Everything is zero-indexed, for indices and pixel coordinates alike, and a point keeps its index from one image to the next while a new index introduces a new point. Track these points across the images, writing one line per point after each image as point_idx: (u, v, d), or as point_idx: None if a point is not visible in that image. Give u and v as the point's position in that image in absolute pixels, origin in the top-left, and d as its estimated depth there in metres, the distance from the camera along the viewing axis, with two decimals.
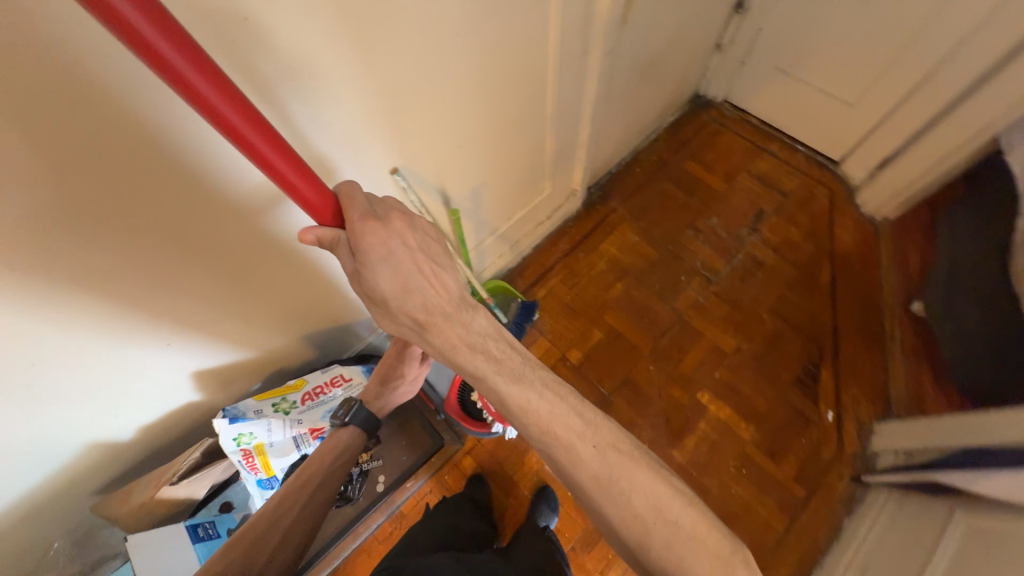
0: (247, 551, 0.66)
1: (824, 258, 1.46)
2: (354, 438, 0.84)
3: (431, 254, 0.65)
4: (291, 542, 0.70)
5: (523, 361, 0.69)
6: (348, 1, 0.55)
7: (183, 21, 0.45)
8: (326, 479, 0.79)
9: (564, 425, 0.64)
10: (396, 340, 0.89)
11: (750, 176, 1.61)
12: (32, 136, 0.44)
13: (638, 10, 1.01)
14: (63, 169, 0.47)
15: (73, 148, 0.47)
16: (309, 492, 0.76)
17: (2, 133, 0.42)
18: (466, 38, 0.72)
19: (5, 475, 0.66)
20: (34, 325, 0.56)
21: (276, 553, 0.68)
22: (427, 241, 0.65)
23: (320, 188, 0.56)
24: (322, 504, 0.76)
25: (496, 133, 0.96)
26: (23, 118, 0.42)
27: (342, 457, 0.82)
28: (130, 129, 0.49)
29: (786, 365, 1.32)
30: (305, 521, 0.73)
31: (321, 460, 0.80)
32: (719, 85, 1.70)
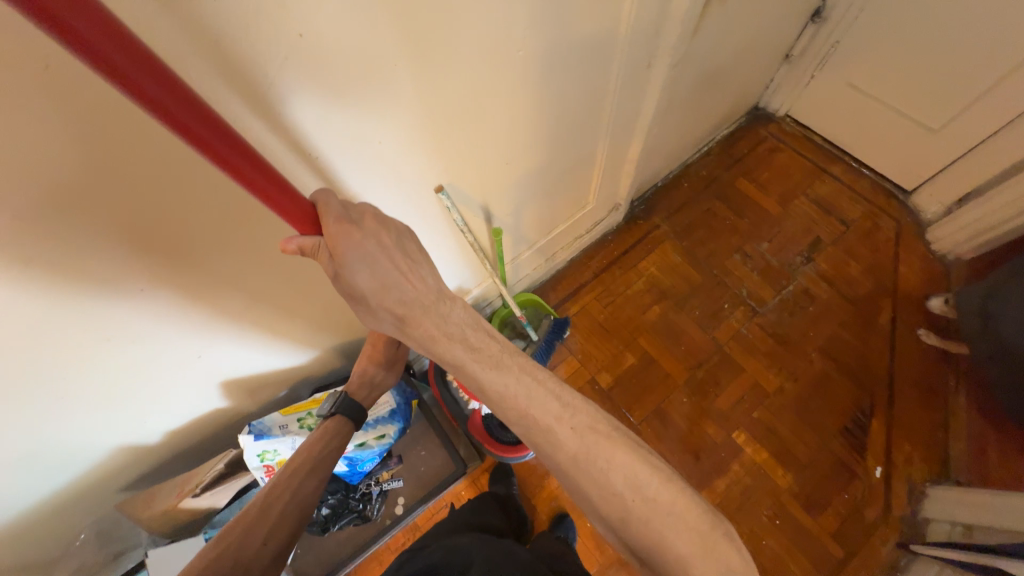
0: (236, 545, 0.61)
1: (885, 296, 1.35)
2: (342, 429, 0.78)
3: (406, 251, 0.62)
4: (282, 531, 0.65)
5: (500, 347, 0.69)
6: (408, 15, 0.50)
7: (231, 39, 0.42)
8: (316, 467, 0.73)
9: (543, 408, 0.63)
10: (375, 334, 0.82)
11: (809, 201, 1.49)
12: (69, 153, 0.42)
13: (711, 18, 0.92)
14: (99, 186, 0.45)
15: (111, 164, 0.45)
16: (298, 478, 0.71)
17: (37, 153, 0.40)
18: (528, 53, 0.67)
19: (35, 478, 0.66)
20: (61, 338, 0.55)
21: (268, 543, 0.63)
22: (402, 237, 0.62)
23: (297, 199, 0.51)
24: (314, 492, 0.71)
25: (545, 148, 0.90)
26: (58, 138, 0.40)
27: (332, 445, 0.76)
28: (171, 148, 0.47)
29: (832, 411, 1.23)
30: (298, 508, 0.68)
31: (310, 448, 0.74)
32: (782, 98, 1.57)
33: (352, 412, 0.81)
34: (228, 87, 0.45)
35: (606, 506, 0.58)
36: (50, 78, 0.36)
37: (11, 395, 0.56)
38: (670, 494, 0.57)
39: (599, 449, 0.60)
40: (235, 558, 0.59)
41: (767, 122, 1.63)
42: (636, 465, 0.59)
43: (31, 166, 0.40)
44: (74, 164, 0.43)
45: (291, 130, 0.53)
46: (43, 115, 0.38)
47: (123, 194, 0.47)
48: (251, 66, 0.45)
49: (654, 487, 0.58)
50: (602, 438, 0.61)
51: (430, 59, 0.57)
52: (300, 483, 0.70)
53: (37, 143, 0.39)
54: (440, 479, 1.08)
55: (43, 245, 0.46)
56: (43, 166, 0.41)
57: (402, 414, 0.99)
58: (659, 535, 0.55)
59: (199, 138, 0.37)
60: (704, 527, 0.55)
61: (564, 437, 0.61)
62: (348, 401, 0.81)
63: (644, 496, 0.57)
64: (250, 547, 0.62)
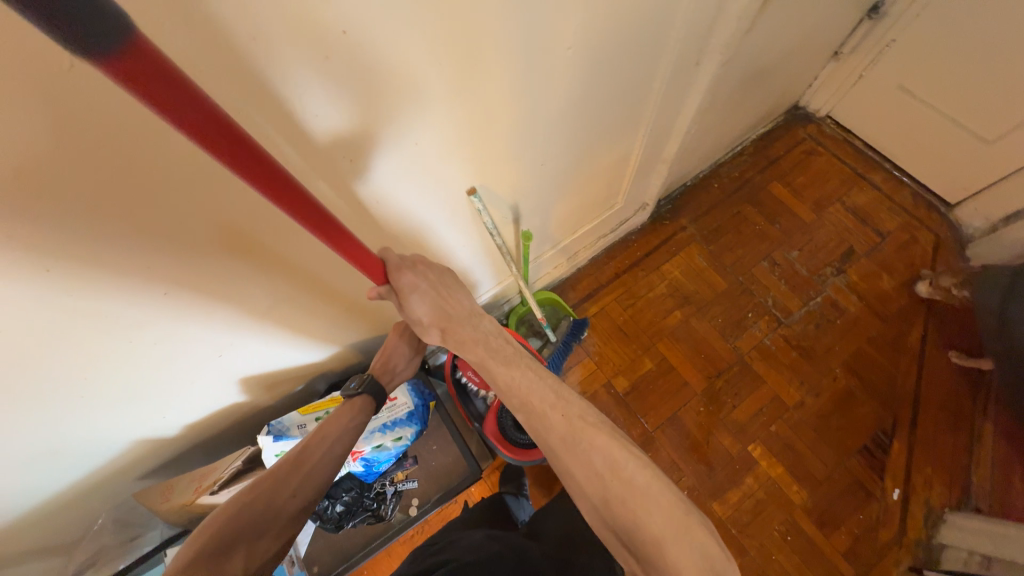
0: (263, 502, 0.61)
1: (917, 313, 1.30)
2: (367, 405, 0.76)
3: (446, 283, 0.72)
4: (309, 487, 0.65)
5: (514, 349, 0.75)
6: (459, 12, 0.46)
7: (271, 38, 0.39)
8: (346, 433, 0.72)
9: (542, 397, 0.68)
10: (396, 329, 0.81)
11: (844, 209, 1.43)
12: (92, 157, 0.39)
13: (767, 14, 0.85)
14: (120, 186, 0.43)
15: (135, 166, 0.42)
16: (330, 441, 0.70)
17: (57, 151, 0.37)
18: (577, 53, 0.63)
19: (56, 470, 0.66)
20: (81, 338, 0.53)
21: (296, 496, 0.64)
22: (445, 274, 0.72)
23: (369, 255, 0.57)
24: (339, 459, 0.70)
25: (581, 149, 0.86)
26: (81, 137, 0.37)
27: (359, 420, 0.75)
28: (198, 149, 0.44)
29: (853, 429, 1.21)
30: (326, 469, 0.68)
31: (340, 416, 0.74)
32: (824, 99, 1.49)
33: (376, 390, 0.77)
34: (258, 83, 0.41)
35: (594, 489, 0.60)
36: (74, 76, 0.34)
37: (33, 395, 0.54)
38: (655, 484, 0.57)
39: (582, 436, 0.63)
40: (259, 512, 0.60)
41: (805, 122, 1.55)
42: (613, 448, 0.61)
43: (51, 169, 0.38)
44: (95, 167, 0.40)
45: (323, 132, 0.50)
46: (65, 116, 0.35)
47: (144, 197, 0.45)
48: (286, 65, 0.41)
49: (629, 469, 0.59)
50: (592, 430, 0.63)
51: (473, 61, 0.53)
52: (330, 446, 0.70)
53: (56, 146, 0.37)
54: (454, 479, 1.07)
55: (64, 251, 0.44)
56: (64, 169, 0.38)
57: (420, 416, 0.98)
58: (630, 513, 0.56)
59: (297, 212, 0.42)
60: (678, 509, 0.56)
61: (553, 421, 0.65)
62: (375, 382, 0.77)
63: (619, 476, 0.59)
64: (280, 497, 0.63)
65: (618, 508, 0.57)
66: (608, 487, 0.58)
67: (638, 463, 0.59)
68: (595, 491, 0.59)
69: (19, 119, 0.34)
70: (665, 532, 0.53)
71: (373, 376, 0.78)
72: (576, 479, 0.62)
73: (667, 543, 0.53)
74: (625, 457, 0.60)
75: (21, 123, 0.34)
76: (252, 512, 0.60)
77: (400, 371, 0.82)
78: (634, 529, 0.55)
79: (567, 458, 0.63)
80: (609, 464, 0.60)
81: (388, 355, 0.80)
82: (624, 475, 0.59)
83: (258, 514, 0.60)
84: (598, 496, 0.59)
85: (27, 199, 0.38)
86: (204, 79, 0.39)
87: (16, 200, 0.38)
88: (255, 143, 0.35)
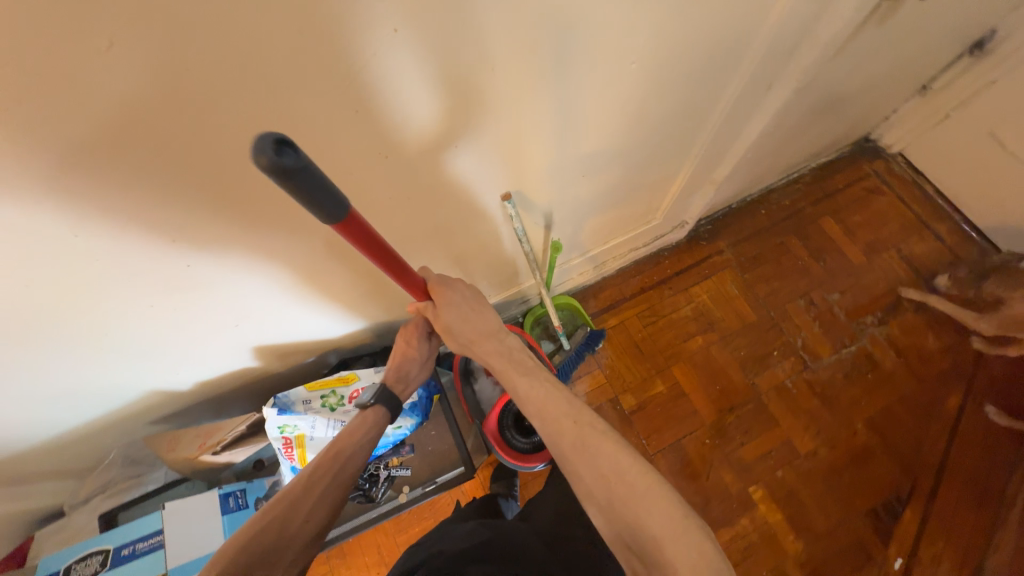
0: (282, 521, 0.61)
1: (959, 380, 1.21)
2: (382, 418, 0.76)
3: (478, 301, 0.74)
4: (321, 513, 0.65)
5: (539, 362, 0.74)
6: (518, 18, 0.46)
7: (321, 31, 0.39)
8: (356, 453, 0.72)
9: (557, 403, 0.67)
10: (404, 331, 0.80)
11: (899, 258, 1.33)
12: (123, 132, 0.39)
13: (857, 39, 0.77)
14: (147, 159, 0.42)
15: (165, 142, 0.42)
16: (341, 464, 0.70)
17: (89, 120, 0.38)
18: (637, 70, 0.61)
19: (78, 405, 0.70)
20: (104, 296, 0.55)
21: (308, 523, 0.63)
22: (477, 294, 0.75)
23: (421, 283, 0.67)
24: (349, 479, 0.70)
25: (627, 162, 0.82)
26: (111, 108, 0.37)
27: (372, 434, 0.75)
28: (229, 131, 0.44)
29: (863, 489, 1.15)
30: (337, 492, 0.68)
31: (350, 436, 0.73)
32: (898, 135, 1.37)
33: (391, 402, 0.79)
34: (296, 70, 0.41)
35: (598, 487, 0.58)
36: (113, 55, 0.34)
37: (55, 341, 0.58)
38: (660, 492, 0.56)
39: (591, 440, 0.61)
40: (277, 534, 0.60)
41: (873, 157, 1.44)
42: (620, 455, 0.59)
43: (80, 137, 0.38)
44: (126, 141, 0.40)
45: (357, 126, 0.49)
46: (102, 88, 0.36)
47: (171, 172, 0.45)
48: (336, 56, 0.42)
49: (632, 471, 0.58)
50: (600, 439, 0.61)
51: (523, 63, 0.52)
52: (341, 469, 0.69)
53: (88, 113, 0.37)
54: (443, 467, 1.06)
55: (92, 214, 0.45)
56: (93, 138, 0.39)
57: (422, 410, 1.00)
58: (630, 511, 0.55)
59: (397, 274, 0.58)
60: (678, 512, 0.54)
61: (564, 424, 0.64)
62: (387, 393, 0.78)
63: (623, 480, 0.57)
64: (292, 524, 0.62)
65: (620, 517, 0.56)
66: (613, 491, 0.57)
67: (643, 470, 0.58)
68: (600, 491, 0.58)
69: (55, 85, 0.35)
70: (665, 531, 0.53)
71: (384, 385, 0.79)
72: (581, 482, 0.60)
73: (666, 543, 0.52)
74: (631, 461, 0.59)
75: (58, 89, 0.35)
76: (264, 542, 0.59)
77: (414, 375, 0.81)
78: (635, 528, 0.55)
79: (574, 457, 0.61)
80: (613, 468, 0.59)
81: (399, 362, 0.79)
82: (628, 478, 0.57)
83: (273, 540, 0.59)
84: (600, 499, 0.58)
85: (59, 161, 0.39)
86: (245, 64, 0.39)
87: (51, 163, 0.39)
88: (375, 231, 0.48)
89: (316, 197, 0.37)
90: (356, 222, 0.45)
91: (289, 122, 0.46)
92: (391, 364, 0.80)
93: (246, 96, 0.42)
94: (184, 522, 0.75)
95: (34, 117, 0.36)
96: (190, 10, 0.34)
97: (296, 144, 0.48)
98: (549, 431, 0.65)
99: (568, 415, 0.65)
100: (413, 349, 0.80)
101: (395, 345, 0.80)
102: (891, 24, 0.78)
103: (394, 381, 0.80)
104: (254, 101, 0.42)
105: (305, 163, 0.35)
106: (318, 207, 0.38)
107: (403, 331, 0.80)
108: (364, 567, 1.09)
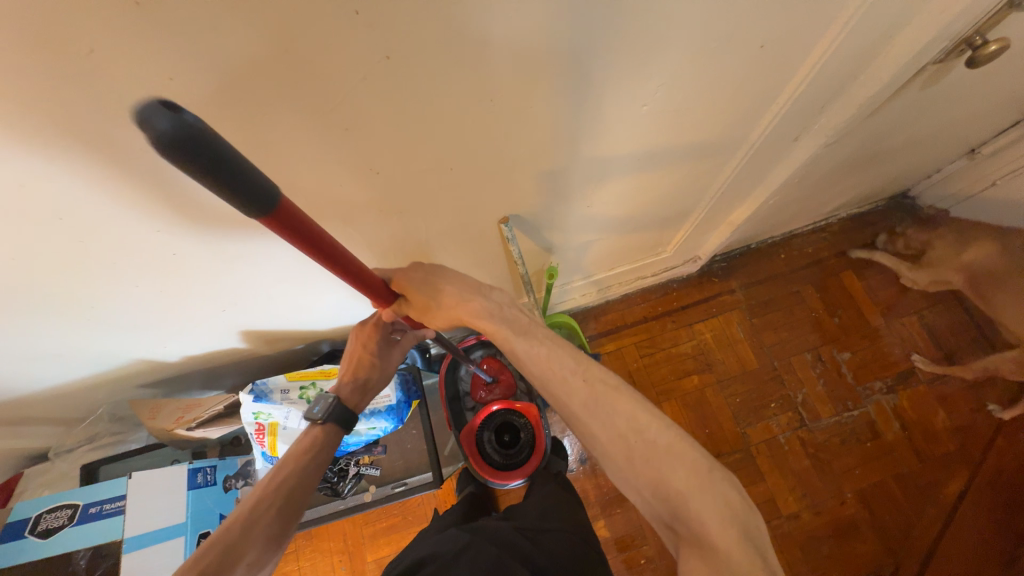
0: (226, 552, 0.57)
1: (965, 466, 1.15)
2: (332, 436, 0.73)
3: None
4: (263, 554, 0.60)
5: None
6: (522, 55, 0.44)
7: (308, 50, 0.37)
8: (304, 479, 0.68)
9: (559, 356, 0.57)
10: (357, 335, 0.75)
11: (920, 325, 1.27)
12: (105, 137, 0.40)
13: (897, 101, 0.72)
14: (135, 159, 0.43)
15: (148, 146, 0.42)
16: (285, 495, 0.65)
17: (79, 122, 0.38)
18: (655, 110, 0.59)
19: (70, 366, 0.73)
20: (95, 277, 0.57)
21: (249, 567, 0.59)
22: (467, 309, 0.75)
23: (381, 284, 0.57)
24: (297, 509, 0.66)
25: (639, 196, 0.80)
26: (98, 111, 0.37)
27: (320, 458, 0.71)
28: None
29: (844, 563, 1.10)
30: (280, 529, 0.63)
31: (293, 462, 0.68)
32: (942, 194, 1.29)
33: (345, 416, 0.74)
34: (292, 91, 0.40)
35: (617, 444, 0.53)
36: (95, 62, 0.34)
37: (41, 311, 0.59)
38: (687, 448, 0.51)
39: (605, 396, 0.54)
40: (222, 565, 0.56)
41: (908, 215, 1.37)
42: (640, 413, 0.53)
43: (64, 136, 0.39)
44: (115, 143, 0.40)
45: (353, 145, 0.48)
46: (85, 96, 0.36)
47: (159, 171, 0.45)
48: (331, 88, 0.41)
49: (654, 429, 0.52)
50: (615, 393, 0.54)
51: (526, 105, 0.51)
52: (285, 502, 0.65)
53: (74, 114, 0.37)
54: (411, 473, 1.06)
55: (79, 204, 0.46)
56: (76, 135, 0.39)
57: (397, 414, 1.01)
58: (654, 467, 0.50)
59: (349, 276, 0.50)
60: (704, 462, 0.50)
61: (572, 385, 0.55)
62: (341, 408, 0.73)
63: (644, 438, 0.52)
64: (232, 568, 0.57)
65: (641, 474, 0.51)
66: (633, 451, 0.52)
67: (672, 427, 0.52)
68: (618, 453, 0.53)
69: (37, 93, 0.35)
70: (690, 486, 0.48)
71: (340, 398, 0.74)
72: (597, 441, 0.54)
73: (690, 497, 0.48)
74: (648, 414, 0.53)
75: (41, 90, 0.35)
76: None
77: (372, 382, 0.77)
78: (657, 483, 0.50)
79: (586, 417, 0.54)
80: (631, 424, 0.52)
81: (352, 369, 0.75)
82: (653, 437, 0.51)
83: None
84: (620, 460, 0.53)
85: (47, 156, 0.40)
86: (237, 80, 0.38)
87: (36, 155, 0.40)
88: (317, 226, 0.41)
89: (222, 178, 0.31)
90: (292, 217, 0.38)
91: (282, 140, 0.45)
92: (345, 371, 0.76)
93: (237, 113, 0.41)
94: (150, 492, 0.78)
95: (14, 121, 0.36)
96: (173, 32, 0.33)
97: (289, 158, 0.47)
98: (554, 389, 0.55)
99: (575, 371, 0.55)
100: (369, 355, 0.76)
101: (349, 350, 0.76)
102: (936, 88, 0.73)
103: (350, 391, 0.76)
104: (243, 115, 0.41)
105: (195, 129, 0.28)
106: (229, 192, 0.32)
107: (358, 335, 0.75)
108: (327, 551, 1.11)
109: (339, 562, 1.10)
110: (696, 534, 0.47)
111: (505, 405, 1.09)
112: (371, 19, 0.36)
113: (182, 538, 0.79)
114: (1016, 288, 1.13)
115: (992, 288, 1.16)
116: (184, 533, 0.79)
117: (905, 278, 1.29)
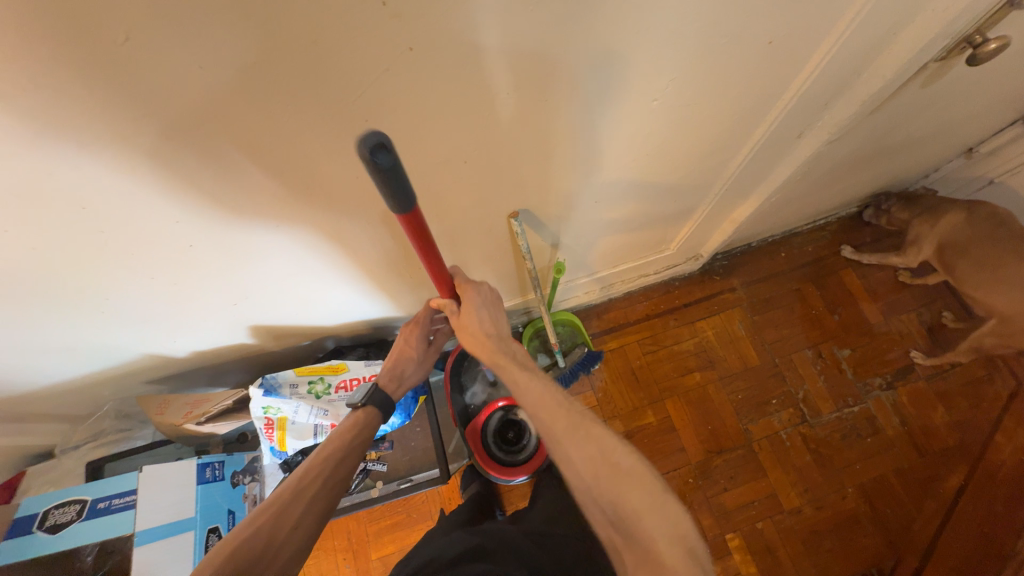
0: (275, 520, 0.57)
1: (963, 461, 1.16)
2: (372, 419, 0.73)
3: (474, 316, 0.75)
4: (309, 521, 0.60)
5: None
6: (538, 49, 0.45)
7: (335, 38, 0.38)
8: (350, 453, 0.68)
9: None
10: (406, 328, 0.79)
11: (917, 322, 1.29)
12: (130, 126, 0.40)
13: (896, 100, 0.74)
14: (156, 148, 0.43)
15: (171, 135, 0.42)
16: (332, 467, 0.65)
17: (105, 110, 0.38)
18: (665, 106, 0.60)
19: (78, 359, 0.72)
20: (109, 268, 0.57)
21: (295, 533, 0.58)
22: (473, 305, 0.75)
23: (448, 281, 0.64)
24: (341, 484, 0.65)
25: (644, 193, 0.81)
26: (125, 100, 0.38)
27: (363, 437, 0.71)
28: (237, 129, 0.43)
29: (846, 557, 1.10)
30: (326, 500, 0.63)
31: (338, 437, 0.68)
32: (947, 189, 1.30)
33: (384, 403, 0.75)
34: (316, 81, 0.41)
35: (586, 466, 0.52)
36: (126, 50, 0.34)
37: (57, 302, 0.60)
38: (645, 473, 0.52)
39: (580, 424, 0.55)
40: (271, 532, 0.56)
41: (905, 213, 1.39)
42: (611, 440, 0.54)
43: (90, 124, 0.39)
44: (137, 131, 0.41)
45: (370, 138, 0.49)
46: (114, 85, 0.36)
47: (178, 160, 0.45)
48: (351, 80, 0.42)
49: (619, 453, 0.53)
50: (591, 422, 0.55)
51: (540, 99, 0.52)
52: (332, 473, 0.65)
53: (99, 102, 0.37)
54: (418, 469, 1.07)
55: (100, 192, 0.46)
56: (104, 127, 0.39)
57: (404, 409, 1.01)
58: (613, 487, 0.50)
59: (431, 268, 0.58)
60: (657, 484, 0.51)
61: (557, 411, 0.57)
62: (381, 393, 0.74)
63: (609, 461, 0.52)
64: (281, 531, 0.57)
65: (602, 496, 0.51)
66: (599, 472, 0.51)
67: (636, 455, 0.53)
68: (587, 473, 0.52)
69: (66, 77, 0.35)
70: (644, 504, 0.49)
71: (381, 386, 0.75)
72: (569, 463, 0.53)
73: (644, 517, 0.48)
74: (617, 443, 0.53)
75: (70, 75, 0.35)
76: (252, 549, 0.53)
77: (410, 374, 0.79)
78: (615, 504, 0.50)
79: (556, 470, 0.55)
80: (601, 451, 0.52)
81: (397, 359, 0.77)
82: (619, 462, 0.52)
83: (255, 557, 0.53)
84: (586, 479, 0.52)
85: (70, 142, 0.40)
86: (264, 69, 0.38)
87: (62, 142, 0.40)
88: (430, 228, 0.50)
89: (395, 190, 0.40)
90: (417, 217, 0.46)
91: (300, 132, 0.45)
92: (387, 363, 0.78)
93: (262, 101, 0.41)
94: (160, 486, 0.78)
95: (44, 107, 0.36)
96: (204, 17, 0.34)
97: (307, 149, 0.48)
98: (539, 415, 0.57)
99: (561, 402, 0.58)
100: (411, 347, 0.79)
101: (396, 342, 0.79)
102: (937, 87, 0.75)
103: (388, 381, 0.77)
104: (268, 104, 0.41)
105: (397, 165, 0.38)
106: (394, 197, 0.41)
107: (406, 329, 0.79)
108: (330, 550, 1.11)
109: (344, 560, 1.10)
110: (647, 550, 0.47)
111: (511, 401, 1.09)
112: (398, 12, 0.37)
113: (191, 533, 0.79)
114: (980, 261, 1.08)
115: (955, 257, 1.13)
116: (192, 528, 0.79)
117: (900, 273, 1.31)
